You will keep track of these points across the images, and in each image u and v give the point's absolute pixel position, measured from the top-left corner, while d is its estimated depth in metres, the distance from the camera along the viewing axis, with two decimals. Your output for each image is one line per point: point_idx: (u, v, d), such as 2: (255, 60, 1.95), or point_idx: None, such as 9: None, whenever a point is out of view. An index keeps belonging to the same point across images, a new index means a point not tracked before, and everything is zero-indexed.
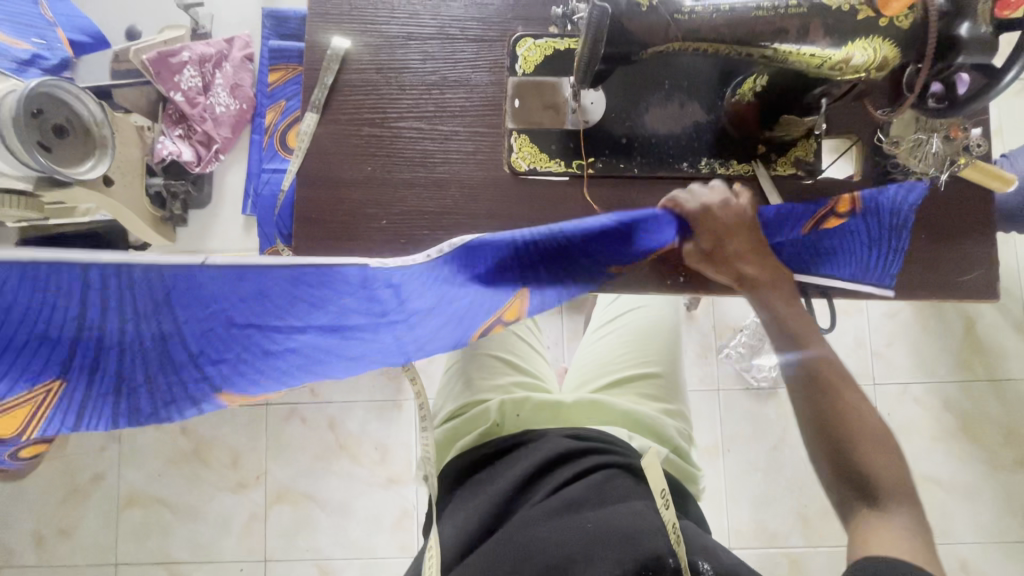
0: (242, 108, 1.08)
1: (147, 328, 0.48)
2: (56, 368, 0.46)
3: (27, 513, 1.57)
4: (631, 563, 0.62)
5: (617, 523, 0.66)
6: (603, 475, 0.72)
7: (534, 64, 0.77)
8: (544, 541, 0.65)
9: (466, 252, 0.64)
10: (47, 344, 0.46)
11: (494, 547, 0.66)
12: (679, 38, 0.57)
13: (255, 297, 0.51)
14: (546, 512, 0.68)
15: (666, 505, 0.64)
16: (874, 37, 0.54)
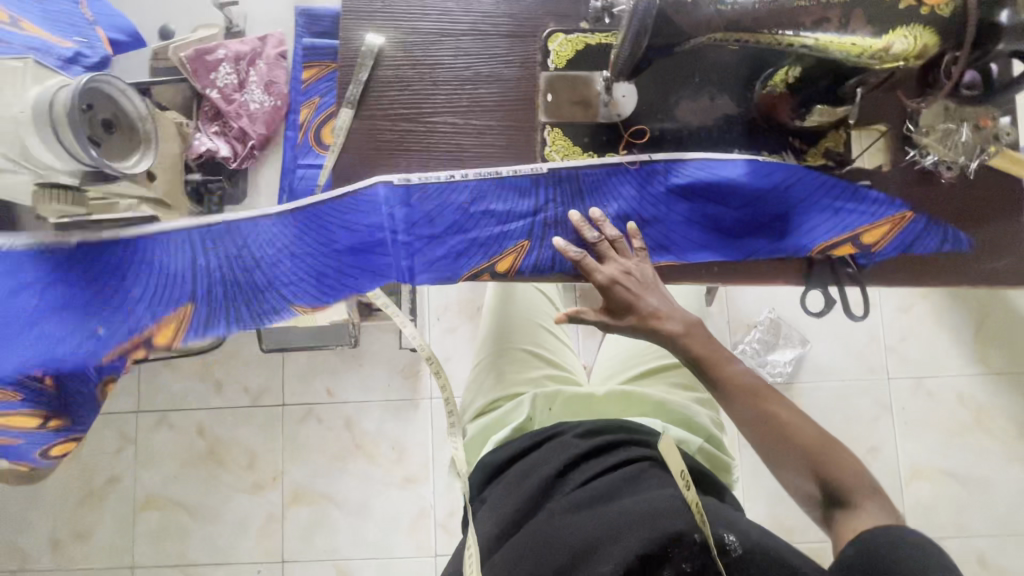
0: (276, 105, 0.85)
1: (241, 261, 0.77)
2: (184, 298, 0.76)
3: (44, 516, 1.57)
4: (653, 540, 0.62)
5: (642, 506, 0.66)
6: (633, 466, 0.74)
7: (566, 60, 0.79)
8: (570, 529, 0.66)
9: (494, 183, 0.78)
10: (166, 285, 0.76)
11: (524, 535, 0.68)
12: (721, 29, 0.57)
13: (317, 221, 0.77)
14: (573, 503, 0.70)
15: (686, 485, 0.67)
16: (913, 25, 0.55)
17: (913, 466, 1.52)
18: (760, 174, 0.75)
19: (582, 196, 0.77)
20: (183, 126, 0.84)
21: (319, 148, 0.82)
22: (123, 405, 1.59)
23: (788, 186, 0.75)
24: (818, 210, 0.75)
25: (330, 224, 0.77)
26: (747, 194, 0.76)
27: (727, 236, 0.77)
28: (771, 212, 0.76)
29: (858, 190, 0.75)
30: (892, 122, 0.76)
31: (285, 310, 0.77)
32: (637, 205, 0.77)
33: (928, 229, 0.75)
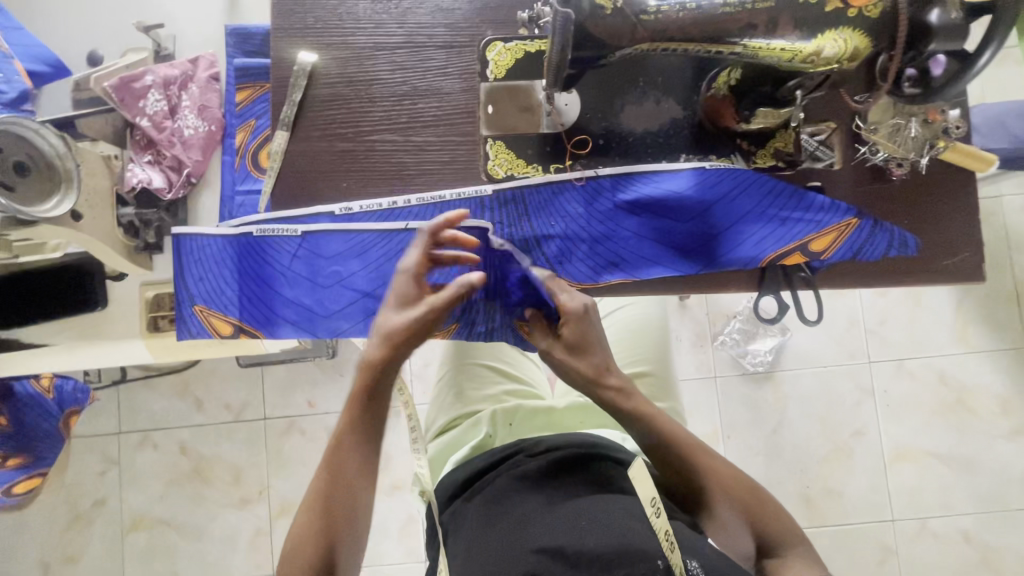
0: (211, 130, 0.84)
1: (213, 282, 0.78)
2: (184, 305, 0.79)
3: (33, 541, 1.57)
4: (614, 555, 0.60)
5: (604, 521, 0.64)
6: (601, 480, 0.71)
7: (506, 68, 0.76)
8: (527, 539, 0.64)
9: (438, 207, 0.77)
10: (180, 290, 0.78)
11: (479, 551, 0.65)
12: (648, 39, 0.55)
13: (275, 249, 0.77)
14: (533, 511, 0.67)
15: (656, 514, 0.57)
16: (843, 28, 0.53)
17: (897, 448, 1.52)
18: (709, 183, 0.73)
19: (529, 218, 0.76)
20: (112, 160, 0.80)
21: (258, 171, 0.81)
22: (103, 427, 1.58)
23: (735, 197, 0.73)
24: (766, 221, 0.73)
25: (288, 249, 0.77)
26: (692, 207, 0.74)
27: (677, 250, 0.75)
28: (716, 224, 0.74)
29: (805, 197, 0.73)
30: (842, 120, 0.74)
31: (248, 329, 0.79)
32: (584, 225, 0.76)
33: (876, 231, 0.74)
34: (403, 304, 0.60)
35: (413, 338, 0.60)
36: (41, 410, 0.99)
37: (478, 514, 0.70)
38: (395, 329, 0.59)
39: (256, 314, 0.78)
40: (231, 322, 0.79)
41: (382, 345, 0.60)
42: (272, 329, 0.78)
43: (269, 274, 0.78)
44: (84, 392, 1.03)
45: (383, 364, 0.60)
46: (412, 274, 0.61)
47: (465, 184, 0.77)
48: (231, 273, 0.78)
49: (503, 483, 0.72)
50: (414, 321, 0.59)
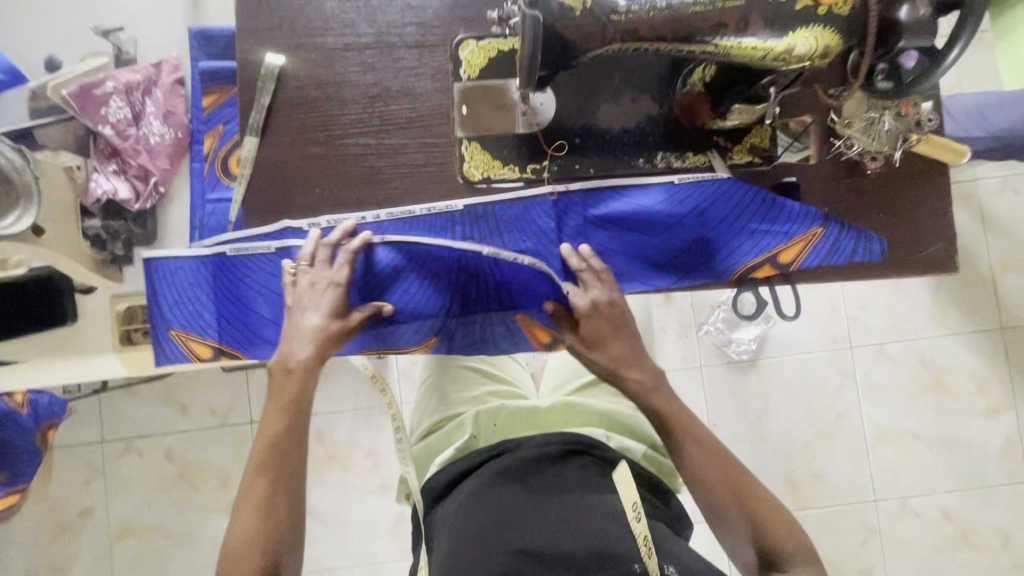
0: (178, 136, 0.81)
1: (188, 305, 0.78)
2: (159, 330, 0.79)
3: (18, 554, 1.54)
4: (591, 559, 0.60)
5: (584, 524, 0.64)
6: (583, 480, 0.71)
7: (479, 68, 0.74)
8: (507, 539, 0.63)
9: (408, 223, 0.76)
10: (156, 316, 0.79)
11: (460, 549, 0.63)
12: (618, 39, 0.55)
13: (245, 271, 0.77)
14: (512, 511, 0.66)
15: (636, 517, 0.64)
16: (813, 26, 0.53)
17: (878, 430, 1.55)
18: (682, 197, 0.75)
19: (500, 233, 0.76)
20: (74, 172, 0.77)
21: (228, 177, 0.79)
22: (86, 436, 1.55)
23: (702, 210, 0.75)
24: (734, 231, 0.75)
25: (259, 271, 0.77)
26: (666, 221, 0.75)
27: (650, 263, 0.77)
28: (688, 237, 0.76)
29: (776, 200, 0.74)
30: (818, 114, 0.74)
31: (227, 351, 0.79)
32: (557, 238, 0.76)
33: (842, 238, 0.75)
34: (330, 313, 0.72)
35: (338, 342, 0.73)
36: (16, 426, 0.95)
37: (457, 511, 0.68)
38: (324, 329, 0.71)
39: (234, 334, 0.78)
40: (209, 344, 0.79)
41: (315, 348, 0.71)
42: (250, 350, 0.78)
43: (241, 294, 0.77)
44: (60, 405, 1.02)
45: (315, 362, 0.71)
46: (337, 290, 0.72)
47: (435, 198, 0.76)
48: (205, 295, 0.78)
49: (483, 479, 0.70)
50: (344, 330, 0.73)
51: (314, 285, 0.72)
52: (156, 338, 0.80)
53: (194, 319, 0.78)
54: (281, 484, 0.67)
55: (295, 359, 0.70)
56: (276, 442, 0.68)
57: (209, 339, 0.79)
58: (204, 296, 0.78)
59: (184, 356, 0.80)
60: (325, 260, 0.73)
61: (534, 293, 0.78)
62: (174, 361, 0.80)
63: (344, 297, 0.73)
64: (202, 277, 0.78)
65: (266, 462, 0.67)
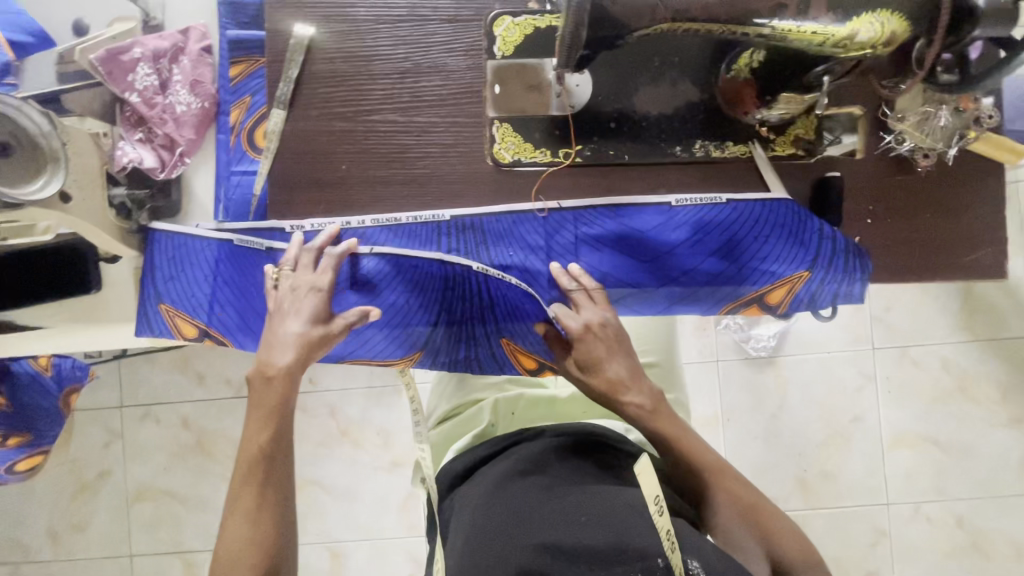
0: (205, 106, 0.80)
1: (177, 284, 0.78)
2: (148, 301, 0.79)
3: (40, 510, 1.59)
4: (609, 550, 0.57)
5: (604, 513, 0.61)
6: (606, 473, 0.70)
7: (514, 46, 0.72)
8: (526, 526, 0.61)
9: (412, 231, 0.74)
10: (147, 287, 0.79)
11: (480, 535, 0.62)
12: (668, 19, 0.52)
13: (242, 265, 0.76)
14: (533, 497, 0.65)
15: (659, 510, 0.56)
16: (880, 11, 0.50)
17: (896, 434, 1.52)
18: (687, 222, 0.74)
19: (487, 247, 0.74)
20: (101, 138, 0.76)
21: (254, 150, 0.78)
22: (106, 399, 1.59)
23: (695, 240, 0.74)
24: (721, 267, 0.75)
25: (252, 268, 0.76)
26: (668, 244, 0.74)
27: (640, 291, 0.76)
28: (687, 262, 0.75)
29: (774, 231, 0.72)
30: (870, 106, 0.70)
31: (211, 334, 0.79)
32: (545, 258, 0.75)
33: (829, 282, 0.74)
34: (311, 319, 0.68)
35: (319, 348, 0.68)
36: (40, 388, 0.97)
37: (478, 499, 0.68)
38: (304, 334, 0.67)
39: (224, 321, 0.78)
40: (194, 324, 0.79)
41: (296, 356, 0.67)
42: (237, 338, 0.78)
43: (235, 285, 0.77)
44: (83, 369, 1.03)
45: (295, 368, 0.67)
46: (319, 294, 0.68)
47: (425, 206, 0.74)
48: (198, 276, 0.77)
49: (506, 468, 0.70)
50: (326, 337, 0.68)
51: (297, 289, 0.68)
52: (143, 306, 0.80)
53: (179, 298, 0.78)
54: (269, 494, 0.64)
55: (274, 369, 0.66)
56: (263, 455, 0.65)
57: (193, 321, 0.78)
58: (196, 280, 0.77)
59: (170, 330, 0.80)
60: (308, 264, 0.70)
61: (526, 317, 0.76)
62: (157, 333, 0.80)
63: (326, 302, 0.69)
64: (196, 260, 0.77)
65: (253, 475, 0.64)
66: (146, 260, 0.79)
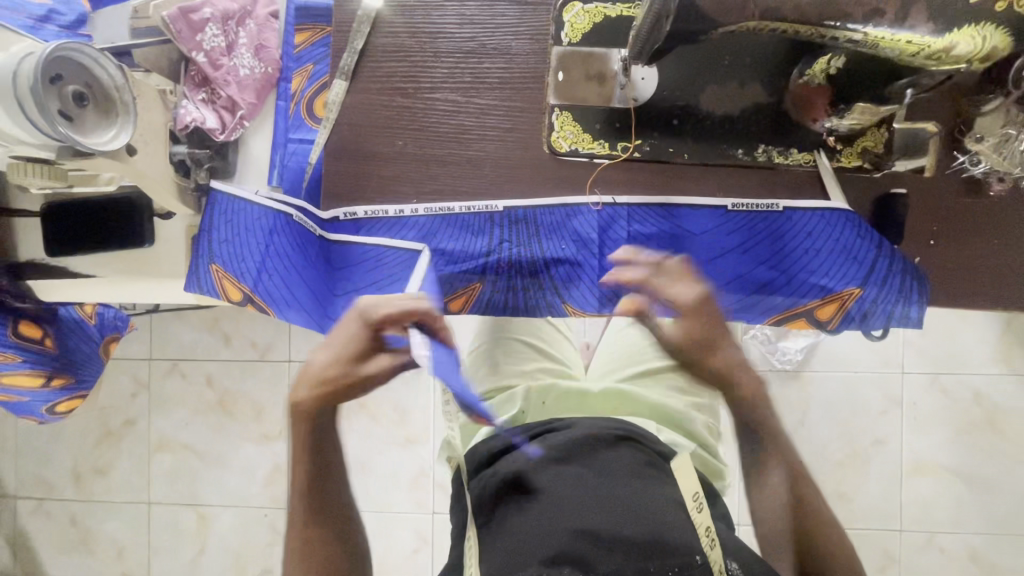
0: (266, 72, 0.82)
1: (231, 247, 0.79)
2: (198, 261, 0.80)
3: (67, 450, 1.65)
4: (650, 543, 0.60)
5: (642, 507, 0.64)
6: (641, 463, 0.71)
7: (582, 33, 0.70)
8: (565, 512, 0.63)
9: (463, 220, 0.75)
10: (200, 248, 0.80)
11: (518, 516, 0.64)
12: (757, 17, 0.50)
13: (300, 236, 0.78)
14: (570, 484, 0.67)
15: (698, 508, 0.65)
16: (985, 25, 0.49)
17: (916, 461, 1.49)
18: (740, 231, 0.73)
19: (539, 240, 0.75)
20: (167, 95, 0.77)
21: (313, 120, 0.79)
22: (136, 351, 1.63)
23: (744, 247, 0.74)
24: (767, 279, 0.74)
25: (311, 243, 0.79)
26: (718, 251, 0.74)
27: None
28: (734, 271, 0.74)
29: (830, 244, 0.71)
30: (947, 124, 0.67)
31: (256, 301, 0.80)
32: (593, 258, 0.75)
33: (881, 300, 0.72)
34: (339, 356, 0.62)
35: (341, 390, 0.62)
36: (82, 334, 1.00)
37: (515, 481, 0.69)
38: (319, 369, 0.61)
39: (270, 290, 0.78)
40: (241, 289, 0.80)
41: (317, 394, 0.61)
42: (281, 310, 0.78)
43: (287, 255, 0.78)
44: (123, 320, 1.07)
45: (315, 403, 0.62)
46: (364, 334, 0.61)
47: (477, 197, 0.74)
48: (253, 242, 0.78)
49: (536, 456, 0.71)
50: (351, 379, 0.61)
51: (346, 320, 0.63)
52: (192, 265, 0.81)
53: (232, 263, 0.79)
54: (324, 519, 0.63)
55: (297, 399, 0.62)
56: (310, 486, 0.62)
57: (242, 287, 0.79)
58: (250, 246, 0.78)
59: (216, 293, 0.81)
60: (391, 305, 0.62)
61: (564, 295, 0.77)
62: (203, 294, 0.81)
63: (370, 342, 0.62)
64: (254, 225, 0.78)
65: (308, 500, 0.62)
66: (204, 223, 0.80)
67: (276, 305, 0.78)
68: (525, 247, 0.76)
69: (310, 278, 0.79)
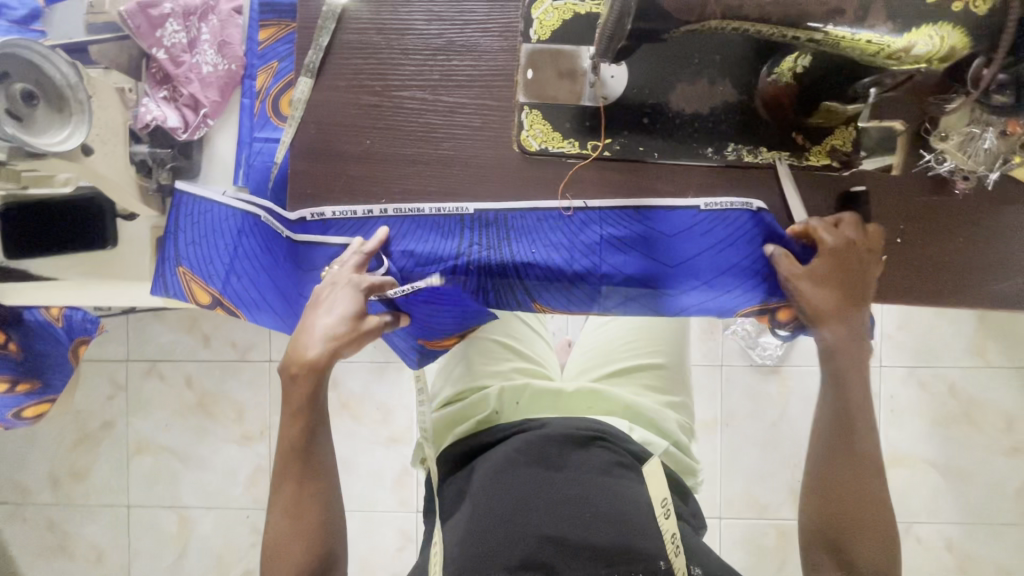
0: (231, 69, 0.80)
1: (198, 250, 0.79)
2: (167, 261, 0.81)
3: (42, 455, 1.62)
4: (614, 550, 0.61)
5: (610, 512, 0.64)
6: (611, 463, 0.71)
7: (552, 30, 0.69)
8: (533, 518, 0.63)
9: (429, 223, 0.74)
10: (167, 248, 0.80)
11: (487, 520, 0.64)
12: (718, 16, 0.50)
13: (268, 240, 0.78)
14: (538, 488, 0.67)
15: (665, 514, 0.65)
16: (943, 24, 0.48)
17: (894, 454, 1.51)
18: (713, 231, 0.72)
19: (509, 243, 0.74)
20: (126, 92, 0.76)
21: (279, 119, 0.78)
22: (112, 352, 1.60)
23: (722, 247, 0.73)
24: (746, 277, 0.73)
25: (276, 244, 0.78)
26: (685, 252, 0.74)
27: (655, 294, 0.76)
28: (701, 272, 0.74)
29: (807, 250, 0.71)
30: (912, 122, 0.68)
31: (225, 301, 0.81)
32: (565, 258, 0.74)
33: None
34: (341, 316, 0.67)
35: (349, 344, 0.67)
36: (50, 337, 0.97)
37: (485, 483, 0.69)
38: (324, 330, 0.66)
39: (239, 292, 0.80)
40: (209, 291, 0.82)
41: (327, 348, 0.66)
42: (251, 312, 0.81)
43: (255, 260, 0.79)
44: (93, 323, 1.02)
45: (319, 365, 0.66)
46: (357, 296, 0.68)
47: (448, 199, 0.73)
48: (221, 245, 0.79)
49: (508, 454, 0.71)
50: (355, 334, 0.67)
51: (335, 287, 0.69)
52: (162, 265, 0.82)
53: (198, 265, 0.80)
54: (309, 486, 0.67)
55: (305, 357, 0.66)
56: (295, 449, 0.67)
57: (210, 288, 0.81)
58: (217, 250, 0.79)
59: (185, 293, 0.82)
60: (354, 265, 0.71)
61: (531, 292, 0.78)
62: (171, 294, 0.83)
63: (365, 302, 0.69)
64: (222, 229, 0.79)
65: (290, 468, 0.67)
66: (172, 222, 0.80)
67: (245, 307, 0.81)
68: (493, 250, 0.74)
69: (282, 283, 0.79)
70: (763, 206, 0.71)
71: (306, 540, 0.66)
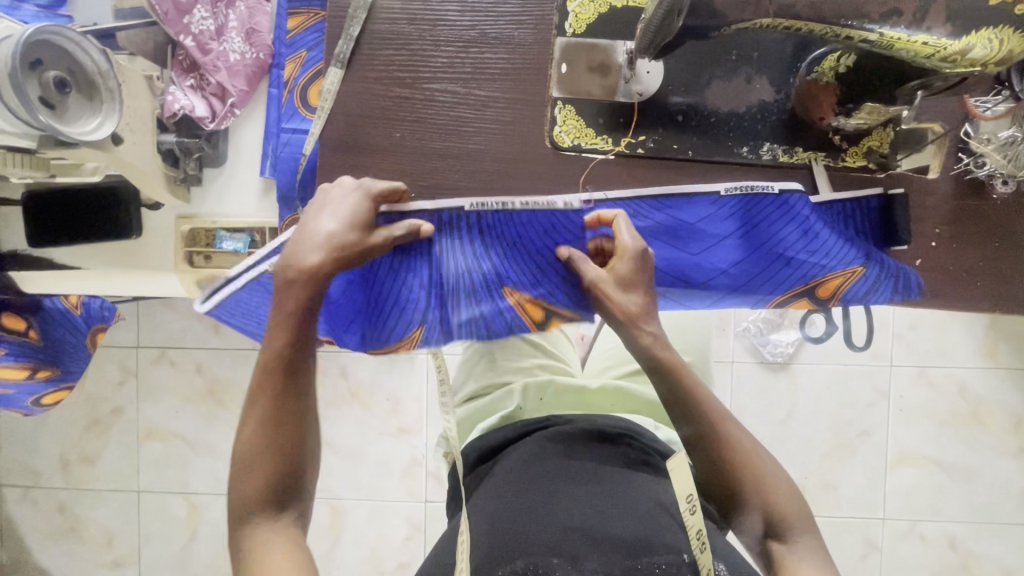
0: (258, 58, 0.88)
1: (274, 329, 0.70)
2: None
3: (53, 438, 1.63)
4: (639, 546, 0.60)
5: (639, 511, 0.64)
6: (635, 460, 0.72)
7: (587, 23, 0.68)
8: (562, 511, 0.63)
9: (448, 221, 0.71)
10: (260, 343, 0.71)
11: (515, 503, 0.65)
12: (771, 14, 0.49)
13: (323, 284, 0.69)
14: (568, 476, 0.67)
15: (690, 509, 0.59)
16: (1002, 27, 0.47)
17: (901, 451, 1.52)
18: (736, 215, 0.71)
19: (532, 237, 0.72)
20: (153, 80, 0.83)
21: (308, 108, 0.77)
22: (122, 338, 1.60)
23: (744, 231, 0.72)
24: (770, 260, 0.73)
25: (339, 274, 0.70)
26: (710, 236, 0.72)
27: (686, 286, 0.75)
28: (729, 258, 0.73)
29: (831, 229, 0.70)
30: (952, 126, 0.67)
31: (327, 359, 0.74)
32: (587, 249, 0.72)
33: (881, 279, 0.71)
34: (352, 223, 0.63)
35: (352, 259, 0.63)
36: (68, 325, 0.96)
37: (511, 476, 0.69)
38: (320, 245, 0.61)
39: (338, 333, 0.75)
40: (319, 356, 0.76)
41: (328, 254, 0.61)
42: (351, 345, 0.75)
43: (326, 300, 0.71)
44: (111, 310, 1.00)
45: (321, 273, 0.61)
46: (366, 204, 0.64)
47: (475, 193, 0.71)
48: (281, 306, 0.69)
49: (534, 448, 0.72)
50: (362, 245, 0.63)
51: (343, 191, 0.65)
52: None
53: None
54: (286, 409, 0.60)
55: (305, 263, 0.60)
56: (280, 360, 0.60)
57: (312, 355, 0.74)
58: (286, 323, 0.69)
59: None
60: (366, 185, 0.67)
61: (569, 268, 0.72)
62: None
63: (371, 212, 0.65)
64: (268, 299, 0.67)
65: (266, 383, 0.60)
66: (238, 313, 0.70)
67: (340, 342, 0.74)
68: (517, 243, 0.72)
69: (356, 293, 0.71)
70: (794, 209, 0.69)
71: (276, 464, 0.59)
